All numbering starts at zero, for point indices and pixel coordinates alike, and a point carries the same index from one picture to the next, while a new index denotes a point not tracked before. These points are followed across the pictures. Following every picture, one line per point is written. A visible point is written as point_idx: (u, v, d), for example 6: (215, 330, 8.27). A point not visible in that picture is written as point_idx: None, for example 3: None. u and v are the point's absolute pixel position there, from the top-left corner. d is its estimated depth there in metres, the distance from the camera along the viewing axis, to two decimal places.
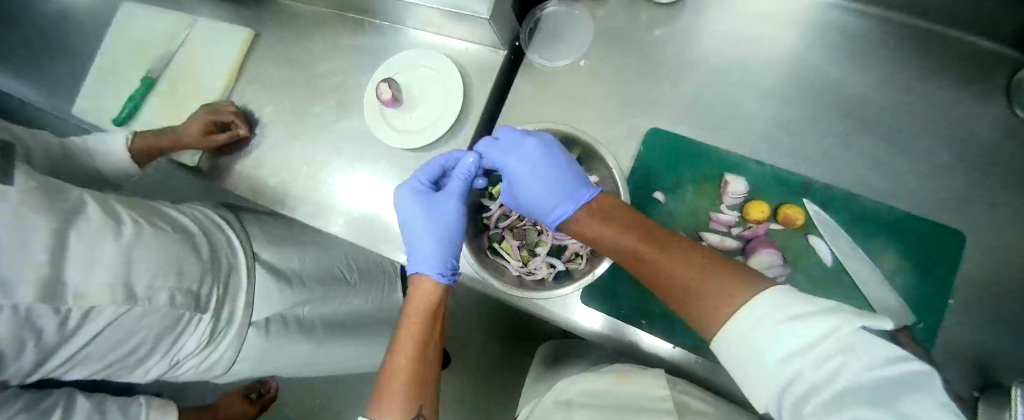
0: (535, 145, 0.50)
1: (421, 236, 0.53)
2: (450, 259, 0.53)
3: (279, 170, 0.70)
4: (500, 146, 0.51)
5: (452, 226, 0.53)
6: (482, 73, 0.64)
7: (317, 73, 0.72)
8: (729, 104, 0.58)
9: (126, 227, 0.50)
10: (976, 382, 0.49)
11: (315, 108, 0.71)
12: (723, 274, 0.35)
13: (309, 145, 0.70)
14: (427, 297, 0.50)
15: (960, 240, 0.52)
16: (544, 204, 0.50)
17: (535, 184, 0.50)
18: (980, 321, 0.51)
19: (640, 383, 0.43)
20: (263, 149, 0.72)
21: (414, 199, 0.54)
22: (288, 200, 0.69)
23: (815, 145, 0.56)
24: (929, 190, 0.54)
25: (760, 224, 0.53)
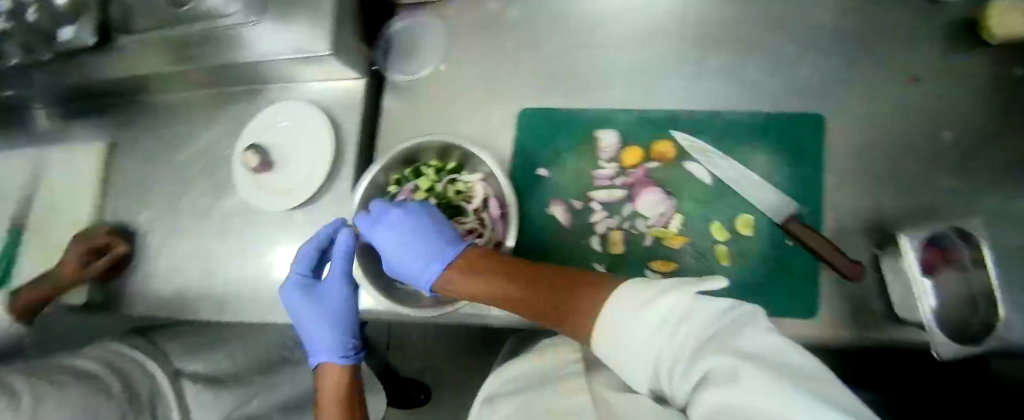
0: (400, 217, 0.48)
1: (309, 323, 0.52)
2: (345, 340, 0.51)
3: (176, 270, 0.69)
4: (371, 219, 0.51)
5: (343, 310, 0.53)
6: (344, 107, 0.62)
7: (193, 158, 0.70)
8: (586, 65, 0.60)
9: (23, 396, 0.39)
10: (874, 241, 0.53)
11: (195, 195, 0.69)
12: (586, 285, 0.34)
13: (201, 236, 0.69)
14: (335, 386, 0.49)
15: (819, 123, 0.55)
16: (411, 268, 0.48)
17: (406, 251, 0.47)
18: (863, 191, 0.54)
19: (557, 354, 0.46)
20: (155, 254, 0.70)
21: (295, 294, 0.54)
22: (193, 298, 0.67)
23: (674, 78, 0.58)
24: (784, 87, 0.57)
25: (638, 168, 0.55)
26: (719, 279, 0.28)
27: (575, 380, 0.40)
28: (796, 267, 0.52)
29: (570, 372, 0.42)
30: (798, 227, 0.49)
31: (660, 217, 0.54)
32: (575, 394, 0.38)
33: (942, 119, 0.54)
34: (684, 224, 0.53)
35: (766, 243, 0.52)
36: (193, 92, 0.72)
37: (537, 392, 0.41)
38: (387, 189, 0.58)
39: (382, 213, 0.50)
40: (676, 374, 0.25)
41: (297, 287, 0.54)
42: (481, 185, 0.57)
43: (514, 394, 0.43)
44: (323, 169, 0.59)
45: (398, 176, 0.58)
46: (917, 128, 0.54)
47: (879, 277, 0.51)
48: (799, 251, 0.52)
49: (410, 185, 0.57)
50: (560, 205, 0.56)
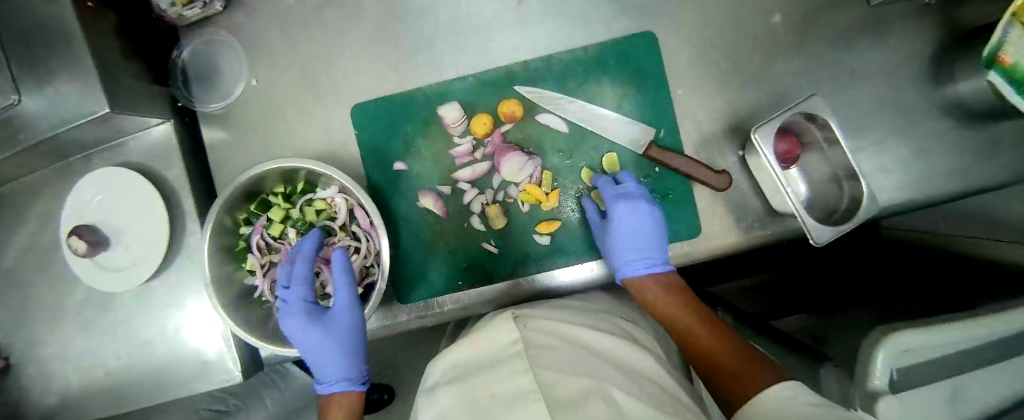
0: (650, 210, 0.47)
1: (319, 354, 0.47)
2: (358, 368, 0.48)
3: (51, 384, 0.60)
4: (623, 193, 0.48)
5: (358, 339, 0.47)
6: (162, 157, 0.56)
7: (20, 261, 0.61)
8: (407, 41, 0.55)
9: None
10: (736, 143, 0.54)
11: (39, 299, 0.61)
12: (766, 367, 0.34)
13: (63, 338, 0.61)
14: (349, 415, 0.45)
15: (653, 39, 0.54)
16: (621, 256, 0.47)
17: (626, 245, 0.46)
18: (711, 96, 0.54)
19: (492, 339, 0.37)
20: (22, 374, 0.61)
21: (300, 325, 0.47)
22: (80, 408, 0.60)
23: (502, 31, 0.54)
24: (614, 11, 0.54)
25: (492, 136, 0.52)
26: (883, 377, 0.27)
27: (520, 363, 0.33)
28: (671, 189, 0.52)
29: (509, 353, 0.35)
30: (657, 151, 0.49)
31: (530, 178, 0.51)
32: (519, 378, 0.32)
33: (771, 4, 0.55)
34: (555, 179, 0.52)
35: (637, 174, 0.52)
36: None
37: (477, 379, 0.34)
38: (238, 231, 0.53)
39: (634, 192, 0.48)
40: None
41: (305, 317, 0.47)
42: (340, 197, 0.52)
43: (446, 383, 0.36)
44: (162, 231, 0.53)
45: (245, 214, 0.53)
46: (748, 20, 0.55)
47: (750, 176, 0.53)
48: (669, 174, 0.52)
49: (263, 220, 0.52)
50: (429, 194, 0.53)
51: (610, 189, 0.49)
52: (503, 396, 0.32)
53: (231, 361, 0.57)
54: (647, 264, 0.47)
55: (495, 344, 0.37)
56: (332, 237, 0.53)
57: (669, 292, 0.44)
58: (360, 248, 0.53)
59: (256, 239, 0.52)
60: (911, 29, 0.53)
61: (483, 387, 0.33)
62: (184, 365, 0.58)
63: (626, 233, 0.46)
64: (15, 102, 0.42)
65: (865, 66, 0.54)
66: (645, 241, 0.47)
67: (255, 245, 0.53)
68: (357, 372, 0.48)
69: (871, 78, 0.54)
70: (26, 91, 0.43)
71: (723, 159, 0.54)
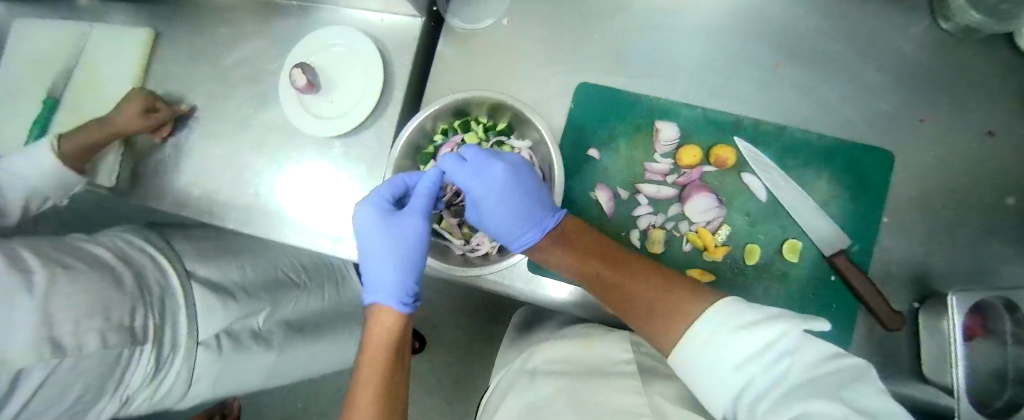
0: (500, 170, 0.47)
1: (381, 251, 0.48)
2: (408, 284, 0.48)
3: (207, 175, 0.68)
4: (467, 170, 0.48)
5: (417, 250, 0.48)
6: (399, 45, 0.60)
7: (235, 65, 0.69)
8: (654, 47, 0.56)
9: (36, 274, 0.41)
10: (916, 294, 0.51)
11: (231, 102, 0.68)
12: (679, 293, 0.36)
13: (232, 144, 0.67)
14: (388, 324, 0.45)
15: (889, 159, 0.53)
16: (506, 229, 0.47)
17: (506, 214, 0.46)
18: (915, 237, 0.52)
19: (605, 348, 0.43)
20: (190, 153, 0.69)
21: (376, 220, 0.48)
22: (218, 207, 0.67)
23: (745, 81, 0.55)
24: (859, 115, 0.54)
25: (693, 169, 0.53)
26: (824, 321, 0.31)
27: (633, 383, 0.37)
28: (836, 303, 0.50)
29: (625, 372, 0.39)
30: (844, 261, 0.48)
31: (708, 223, 0.52)
32: (632, 396, 0.36)
33: (1011, 183, 0.53)
34: (730, 236, 0.51)
35: (811, 273, 0.50)
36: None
37: (586, 381, 0.39)
38: (431, 137, 0.57)
39: (477, 161, 0.48)
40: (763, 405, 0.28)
41: (379, 211, 0.48)
42: (527, 153, 0.56)
43: (553, 375, 0.42)
44: (368, 104, 0.58)
45: (445, 126, 0.56)
46: (981, 185, 0.53)
47: (912, 333, 0.50)
48: (840, 288, 0.50)
49: (457, 138, 0.56)
50: (604, 191, 0.54)
51: (454, 167, 0.48)
52: (613, 404, 0.35)
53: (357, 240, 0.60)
54: (537, 229, 0.46)
55: (611, 356, 0.42)
56: None
57: (558, 254, 0.46)
58: None
59: (442, 152, 0.56)
60: None
61: (591, 391, 0.37)
62: (315, 222, 0.62)
63: (485, 200, 0.47)
64: None
65: None
66: (512, 203, 0.46)
67: (438, 156, 0.56)
68: (403, 289, 0.47)
69: None
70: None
71: (898, 301, 0.51)
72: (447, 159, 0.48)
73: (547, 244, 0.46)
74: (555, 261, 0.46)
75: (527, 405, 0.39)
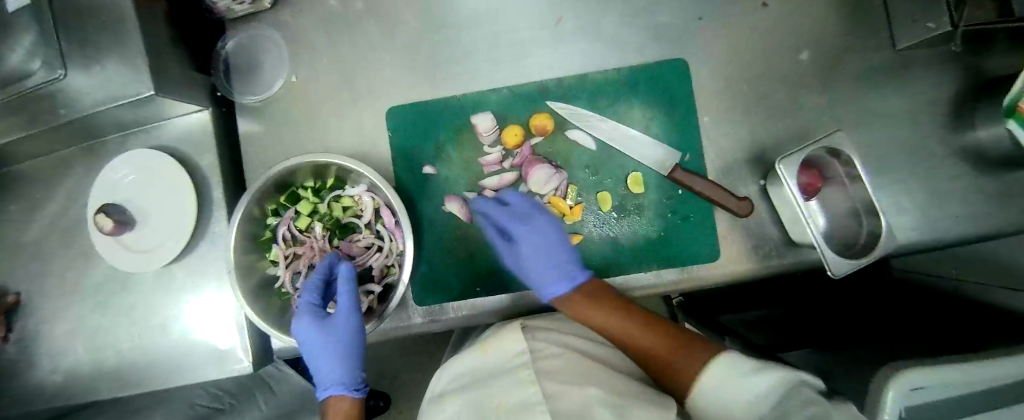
0: (548, 221, 0.49)
1: (321, 357, 0.46)
2: (354, 373, 0.47)
3: (61, 357, 0.60)
4: (512, 215, 0.49)
5: (354, 341, 0.47)
6: (198, 144, 0.56)
7: (44, 234, 0.62)
8: (444, 50, 0.57)
9: None
10: (757, 172, 0.55)
11: (56, 272, 0.61)
12: (691, 350, 0.37)
13: (75, 314, 0.61)
14: None
15: (682, 66, 0.56)
16: (542, 278, 0.46)
17: (542, 264, 0.47)
18: (737, 123, 0.56)
19: (502, 345, 0.38)
20: (32, 345, 0.61)
21: (311, 326, 0.47)
22: (84, 387, 0.60)
23: (537, 48, 0.56)
24: (646, 37, 0.57)
25: (521, 147, 0.53)
26: None
27: (528, 374, 0.33)
28: (693, 212, 0.53)
29: (518, 366, 0.35)
30: (682, 173, 0.50)
31: (556, 190, 0.52)
32: (526, 390, 0.32)
33: (796, 43, 0.57)
34: (580, 193, 0.53)
35: (659, 195, 0.53)
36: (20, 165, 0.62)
37: (487, 389, 0.34)
38: (266, 222, 0.54)
39: (524, 208, 0.50)
40: None
41: (311, 318, 0.47)
42: (368, 196, 0.53)
43: (459, 396, 0.36)
44: (189, 217, 0.54)
45: (275, 205, 0.54)
46: (772, 55, 0.57)
47: (769, 206, 0.53)
48: (690, 198, 0.53)
49: (291, 212, 0.53)
50: (454, 201, 0.54)
51: (498, 213, 0.50)
52: (512, 408, 0.31)
53: (241, 352, 0.56)
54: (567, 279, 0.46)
55: (508, 352, 0.38)
56: (356, 234, 0.54)
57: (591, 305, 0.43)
58: (382, 247, 0.54)
59: (282, 231, 0.53)
60: (932, 75, 0.55)
61: (493, 400, 0.33)
62: (194, 354, 0.57)
63: (535, 250, 0.48)
64: (59, 77, 0.42)
65: (887, 106, 0.55)
66: (550, 249, 0.47)
67: (281, 237, 0.53)
68: (352, 379, 0.47)
69: (893, 121, 0.55)
70: (72, 67, 0.42)
71: (747, 185, 0.55)
72: (489, 203, 0.51)
73: (576, 297, 0.45)
74: (592, 313, 0.43)
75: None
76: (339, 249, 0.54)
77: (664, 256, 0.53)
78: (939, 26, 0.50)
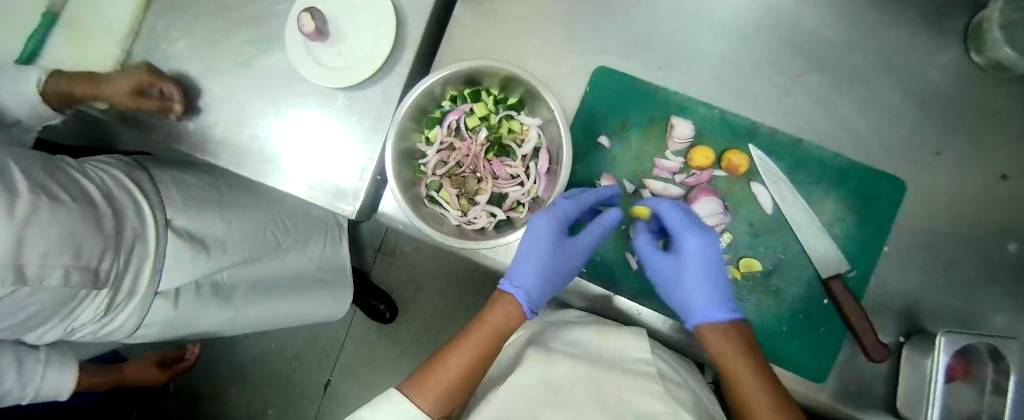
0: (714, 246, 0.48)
1: (536, 259, 0.49)
2: (543, 295, 0.49)
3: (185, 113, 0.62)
4: (685, 222, 0.48)
5: (564, 269, 0.50)
6: (415, 7, 0.57)
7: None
8: (679, 41, 0.53)
9: (22, 198, 0.36)
10: (901, 328, 0.51)
11: (219, 38, 0.62)
12: None
13: (217, 81, 0.61)
14: (498, 317, 0.45)
15: (899, 187, 0.52)
16: (698, 297, 0.46)
17: (704, 283, 0.47)
18: (912, 270, 0.52)
19: (623, 344, 0.43)
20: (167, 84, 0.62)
21: (550, 230, 0.49)
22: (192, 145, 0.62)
23: (765, 88, 0.53)
24: (876, 139, 0.53)
25: (703, 171, 0.52)
26: None
27: (656, 387, 0.38)
28: (822, 325, 0.51)
29: (642, 372, 0.39)
30: (839, 288, 0.48)
31: (709, 228, 0.51)
32: (655, 402, 0.36)
33: (1010, 228, 0.52)
34: (730, 244, 0.51)
35: (804, 291, 0.51)
36: None
37: (604, 374, 0.38)
38: (439, 102, 0.55)
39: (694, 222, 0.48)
40: None
41: (556, 224, 0.49)
42: (536, 131, 0.53)
43: (574, 357, 0.40)
44: (374, 62, 0.55)
45: (454, 93, 0.54)
46: (981, 226, 0.52)
47: (893, 361, 0.50)
48: (828, 310, 0.51)
49: (467, 106, 0.54)
50: (610, 180, 0.53)
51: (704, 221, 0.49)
52: (638, 406, 0.35)
53: (352, 198, 0.59)
54: (725, 312, 0.46)
55: (626, 353, 0.42)
56: (509, 160, 0.55)
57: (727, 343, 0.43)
58: (523, 183, 0.54)
59: (451, 118, 0.54)
60: None
61: (613, 387, 0.37)
62: (309, 177, 0.60)
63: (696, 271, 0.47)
64: None
65: None
66: (718, 283, 0.47)
67: (446, 123, 0.54)
68: (539, 296, 0.48)
69: None
70: None
71: (883, 331, 0.51)
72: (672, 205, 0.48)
73: (732, 329, 0.45)
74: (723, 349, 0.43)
75: (543, 383, 0.37)
76: (489, 163, 0.55)
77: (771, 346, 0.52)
78: None
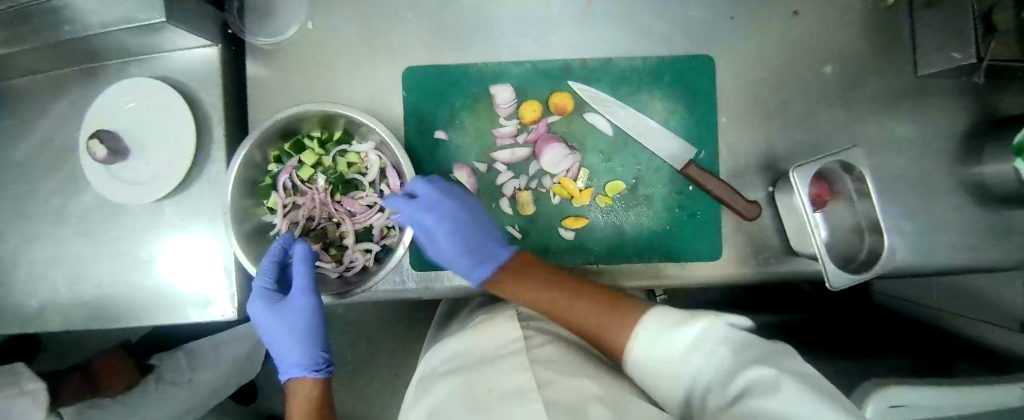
0: (445, 209, 0.47)
1: (276, 339, 0.46)
2: (316, 354, 0.47)
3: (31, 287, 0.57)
4: (416, 204, 0.46)
5: (304, 321, 0.46)
6: (200, 79, 0.54)
7: (25, 155, 0.58)
8: (470, 15, 0.55)
9: None
10: (767, 179, 0.54)
11: (34, 199, 0.58)
12: (629, 308, 0.37)
13: (52, 242, 0.57)
14: (307, 401, 0.44)
15: (710, 63, 0.56)
16: (462, 263, 0.47)
17: (458, 245, 0.47)
18: (757, 127, 0.56)
19: (498, 332, 0.38)
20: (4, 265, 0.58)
21: (263, 312, 0.46)
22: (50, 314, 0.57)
23: (564, 25, 0.55)
24: (676, 30, 0.56)
25: (538, 123, 0.53)
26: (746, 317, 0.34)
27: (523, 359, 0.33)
28: (700, 210, 0.52)
29: (516, 351, 0.35)
30: (696, 170, 0.50)
31: (568, 171, 0.52)
32: (522, 374, 0.31)
33: (820, 55, 0.57)
34: (591, 178, 0.52)
35: (671, 188, 0.52)
36: (24, 79, 0.58)
37: (476, 373, 0.33)
38: (267, 167, 0.52)
39: (426, 194, 0.47)
40: (714, 397, 0.29)
41: (263, 302, 0.47)
42: (375, 154, 0.52)
43: (446, 374, 0.35)
44: (185, 158, 0.52)
45: (278, 151, 0.52)
46: (797, 64, 0.57)
47: (773, 211, 0.53)
48: (700, 195, 0.52)
49: (295, 160, 0.52)
50: (463, 169, 0.53)
51: (405, 204, 0.47)
52: (506, 389, 0.30)
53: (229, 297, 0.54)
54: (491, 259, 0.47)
55: (501, 338, 0.38)
56: (359, 193, 0.52)
57: (510, 282, 0.45)
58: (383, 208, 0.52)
59: (283, 180, 0.51)
60: (950, 107, 0.55)
61: (484, 380, 0.32)
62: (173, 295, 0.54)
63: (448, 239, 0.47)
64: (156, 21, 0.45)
65: (898, 133, 0.56)
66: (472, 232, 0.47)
67: (281, 186, 0.51)
68: (311, 359, 0.46)
69: (904, 150, 0.55)
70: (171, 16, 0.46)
71: (754, 190, 0.54)
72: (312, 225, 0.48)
73: (499, 276, 0.46)
74: (510, 292, 0.45)
75: (425, 417, 0.31)
76: (340, 205, 0.52)
77: (667, 249, 0.52)
78: (962, 56, 0.49)
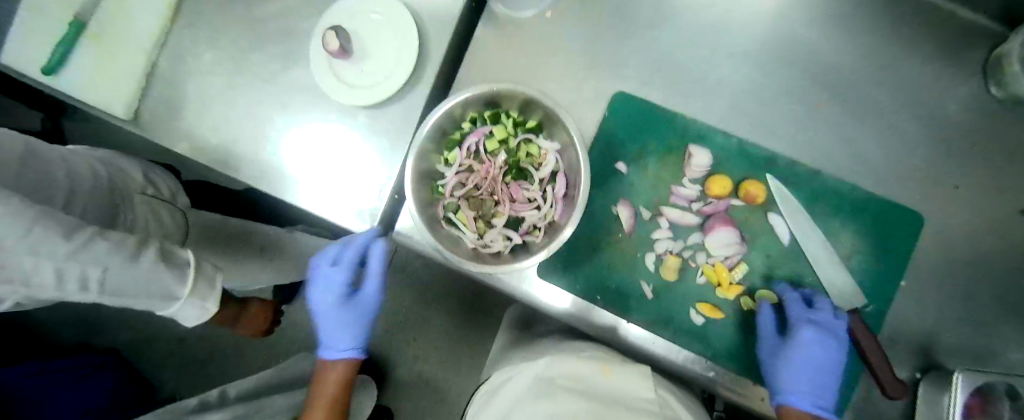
0: (837, 349, 0.48)
1: (336, 323, 0.62)
2: (358, 341, 0.63)
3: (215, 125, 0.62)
4: (819, 322, 0.48)
5: (369, 318, 0.63)
6: (438, 21, 0.58)
7: (251, 15, 0.62)
8: (697, 69, 0.54)
9: None
10: (919, 364, 0.50)
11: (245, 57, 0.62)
12: None
13: (253, 96, 0.62)
14: (337, 375, 0.64)
15: (917, 221, 0.52)
16: (797, 384, 0.47)
17: (798, 371, 0.48)
18: (932, 307, 0.52)
19: (628, 382, 0.43)
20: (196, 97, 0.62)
21: (336, 302, 0.61)
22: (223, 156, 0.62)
23: (785, 118, 0.53)
24: (894, 173, 0.53)
25: (720, 200, 0.52)
26: None
27: None
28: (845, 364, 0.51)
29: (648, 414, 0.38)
30: (858, 324, 0.47)
31: (726, 259, 0.51)
32: None
33: None
34: (746, 275, 0.51)
35: None
36: None
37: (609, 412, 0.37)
38: (460, 124, 0.55)
39: (826, 321, 0.48)
40: None
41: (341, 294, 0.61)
42: (554, 156, 0.54)
43: (574, 393, 0.40)
44: (395, 83, 0.57)
45: (474, 115, 0.55)
46: (1002, 262, 0.52)
47: (909, 403, 0.50)
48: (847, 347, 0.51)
49: (486, 129, 0.55)
50: (627, 207, 0.53)
51: (798, 308, 0.49)
52: None
53: (369, 215, 0.60)
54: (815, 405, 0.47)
55: (631, 391, 0.42)
56: (528, 184, 0.55)
57: None
58: (539, 207, 0.55)
59: (470, 140, 0.55)
60: None
61: None
62: (328, 189, 0.60)
63: (802, 361, 0.48)
64: None
65: None
66: (821, 371, 0.48)
67: (466, 145, 0.55)
68: (355, 345, 0.63)
69: None
70: None
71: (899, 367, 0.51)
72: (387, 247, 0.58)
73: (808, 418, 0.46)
74: None
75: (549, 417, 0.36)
76: (506, 186, 0.56)
77: None
78: None
